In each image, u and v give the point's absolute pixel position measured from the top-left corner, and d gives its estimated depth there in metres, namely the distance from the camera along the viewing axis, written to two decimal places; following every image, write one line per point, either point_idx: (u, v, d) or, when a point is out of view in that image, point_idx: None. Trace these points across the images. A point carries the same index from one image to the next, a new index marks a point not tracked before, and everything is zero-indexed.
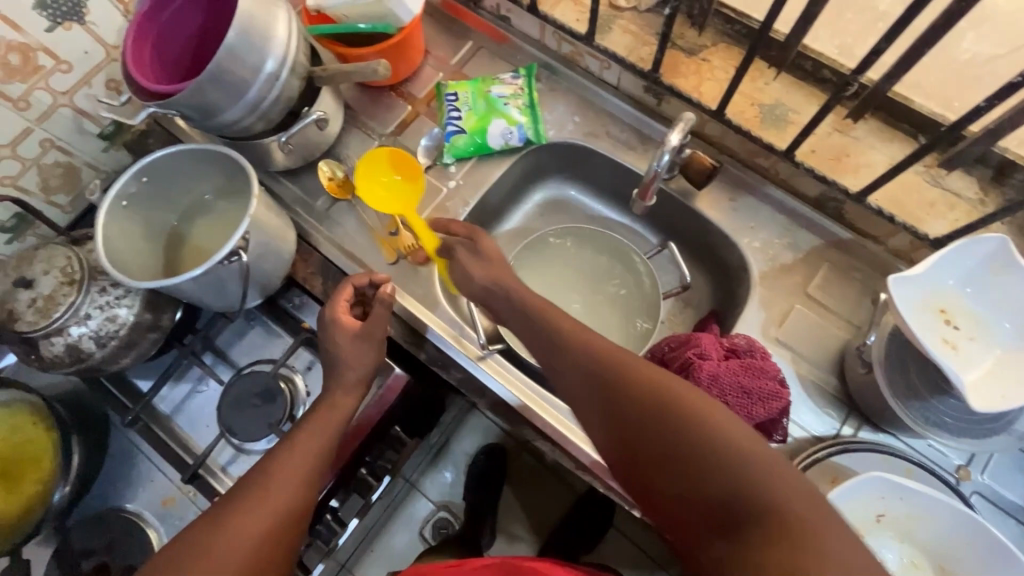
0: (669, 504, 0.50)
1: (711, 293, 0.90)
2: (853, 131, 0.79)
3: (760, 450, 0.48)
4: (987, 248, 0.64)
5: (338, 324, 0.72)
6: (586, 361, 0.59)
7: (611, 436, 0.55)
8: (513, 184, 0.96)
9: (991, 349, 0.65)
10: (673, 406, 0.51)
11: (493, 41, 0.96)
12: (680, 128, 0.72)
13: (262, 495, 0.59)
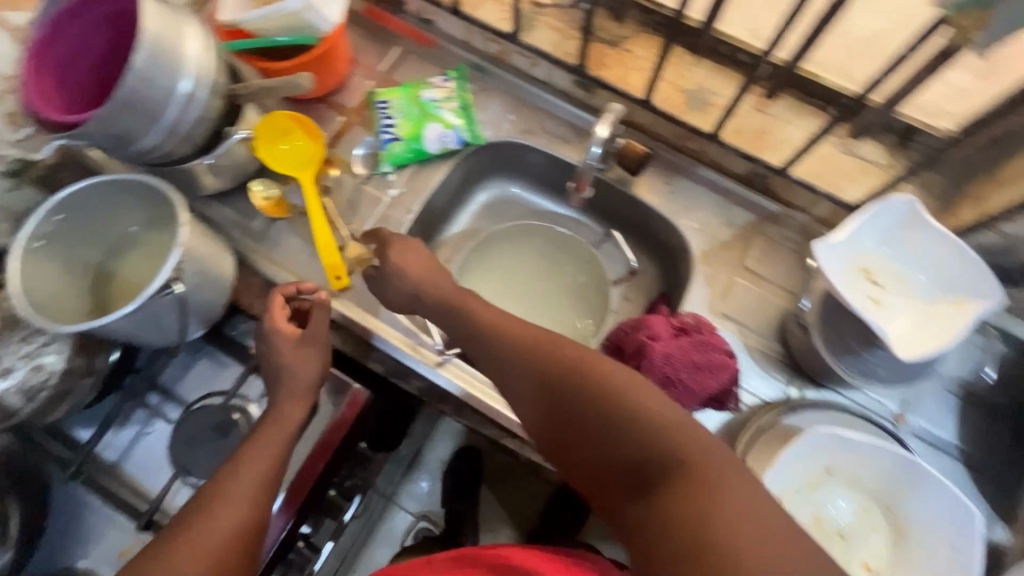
0: (596, 473, 0.53)
1: (658, 275, 0.93)
2: (771, 109, 0.83)
3: (675, 416, 0.49)
4: (898, 209, 0.69)
5: (278, 333, 0.71)
6: (516, 347, 0.60)
7: (541, 414, 0.57)
8: (455, 187, 0.96)
9: (911, 302, 0.71)
10: (567, 367, 0.55)
11: (420, 46, 0.96)
12: (606, 121, 0.74)
13: (214, 509, 0.57)
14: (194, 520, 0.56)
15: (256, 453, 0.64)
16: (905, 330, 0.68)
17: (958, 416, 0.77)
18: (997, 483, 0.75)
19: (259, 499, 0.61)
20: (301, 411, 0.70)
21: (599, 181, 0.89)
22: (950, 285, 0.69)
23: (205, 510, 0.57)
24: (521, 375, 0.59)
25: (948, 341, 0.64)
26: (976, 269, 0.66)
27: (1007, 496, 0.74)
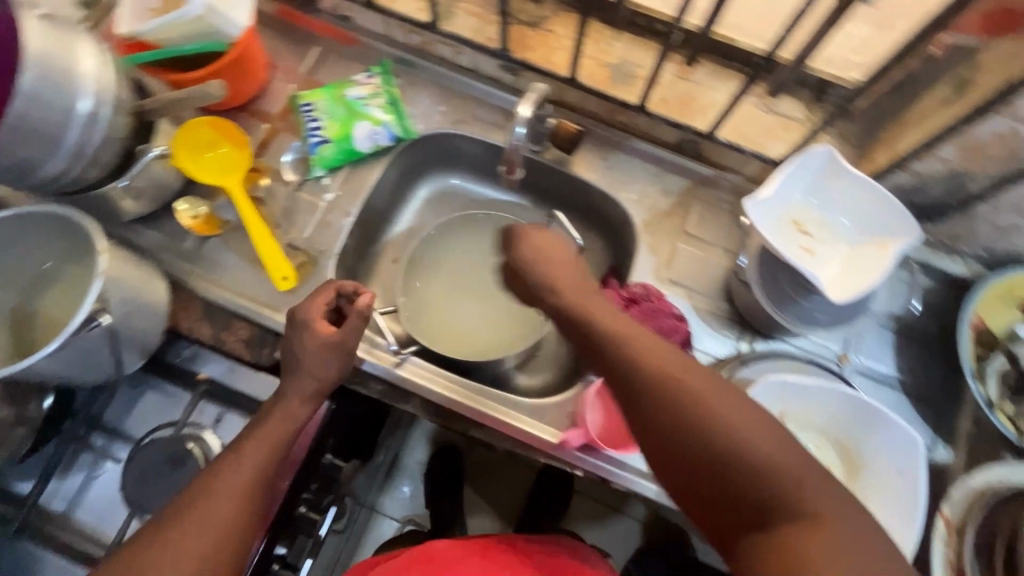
0: (698, 495, 0.51)
1: (606, 250, 0.94)
2: (693, 76, 0.84)
3: (801, 459, 0.49)
4: (819, 159, 0.72)
5: (311, 327, 0.68)
6: (625, 355, 0.56)
7: (644, 425, 0.54)
8: (393, 184, 0.94)
9: (840, 248, 0.74)
10: (685, 392, 0.52)
11: (340, 44, 0.93)
12: (529, 100, 0.73)
13: (203, 509, 0.56)
14: (183, 518, 0.55)
15: (254, 448, 0.62)
16: (837, 274, 0.71)
17: (895, 349, 0.82)
18: (936, 408, 0.80)
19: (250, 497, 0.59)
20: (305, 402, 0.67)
21: (537, 162, 0.90)
22: (873, 227, 0.73)
23: (196, 508, 0.56)
24: (628, 384, 0.55)
25: (875, 280, 0.68)
26: (894, 208, 0.69)
27: (945, 419, 0.79)
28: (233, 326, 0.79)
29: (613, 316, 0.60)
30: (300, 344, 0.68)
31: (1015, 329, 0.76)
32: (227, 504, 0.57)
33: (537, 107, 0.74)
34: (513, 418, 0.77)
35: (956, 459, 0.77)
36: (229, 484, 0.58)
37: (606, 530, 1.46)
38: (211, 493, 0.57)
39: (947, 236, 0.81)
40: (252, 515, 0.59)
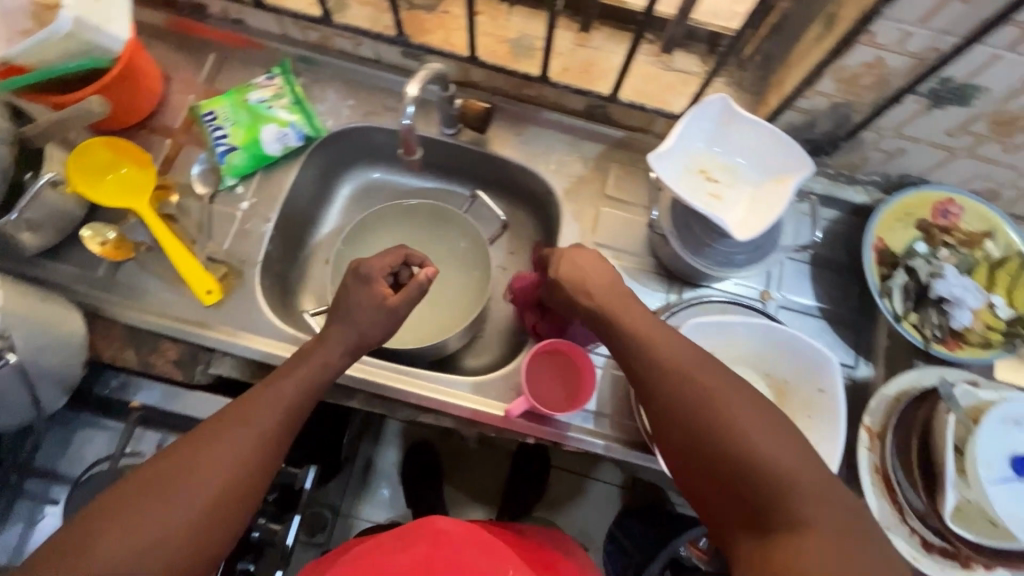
0: (705, 490, 0.56)
1: (535, 224, 0.95)
2: (591, 42, 0.86)
3: (805, 468, 0.53)
4: (714, 108, 0.75)
5: (372, 286, 0.70)
6: (654, 365, 0.61)
7: (663, 427, 0.60)
8: (312, 184, 0.93)
9: (745, 190, 0.77)
10: (714, 404, 0.57)
11: (236, 49, 0.92)
12: (415, 78, 0.68)
13: (223, 442, 0.56)
14: (216, 436, 0.57)
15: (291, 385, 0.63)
16: (744, 214, 0.75)
17: (813, 280, 0.86)
18: (856, 329, 0.85)
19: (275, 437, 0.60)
20: (334, 352, 0.67)
21: (454, 145, 0.91)
22: (773, 166, 0.76)
23: (228, 431, 0.57)
24: (653, 389, 0.61)
25: (774, 215, 0.72)
26: (788, 147, 0.73)
27: (865, 337, 0.84)
28: (161, 348, 0.78)
29: (649, 325, 0.64)
30: (358, 300, 0.69)
31: (913, 245, 0.82)
32: (254, 438, 0.58)
33: (424, 86, 0.70)
34: (455, 397, 0.78)
35: (877, 373, 0.82)
36: (259, 420, 0.59)
37: (587, 499, 1.49)
38: (240, 424, 0.58)
39: (844, 167, 0.86)
40: (278, 449, 0.60)
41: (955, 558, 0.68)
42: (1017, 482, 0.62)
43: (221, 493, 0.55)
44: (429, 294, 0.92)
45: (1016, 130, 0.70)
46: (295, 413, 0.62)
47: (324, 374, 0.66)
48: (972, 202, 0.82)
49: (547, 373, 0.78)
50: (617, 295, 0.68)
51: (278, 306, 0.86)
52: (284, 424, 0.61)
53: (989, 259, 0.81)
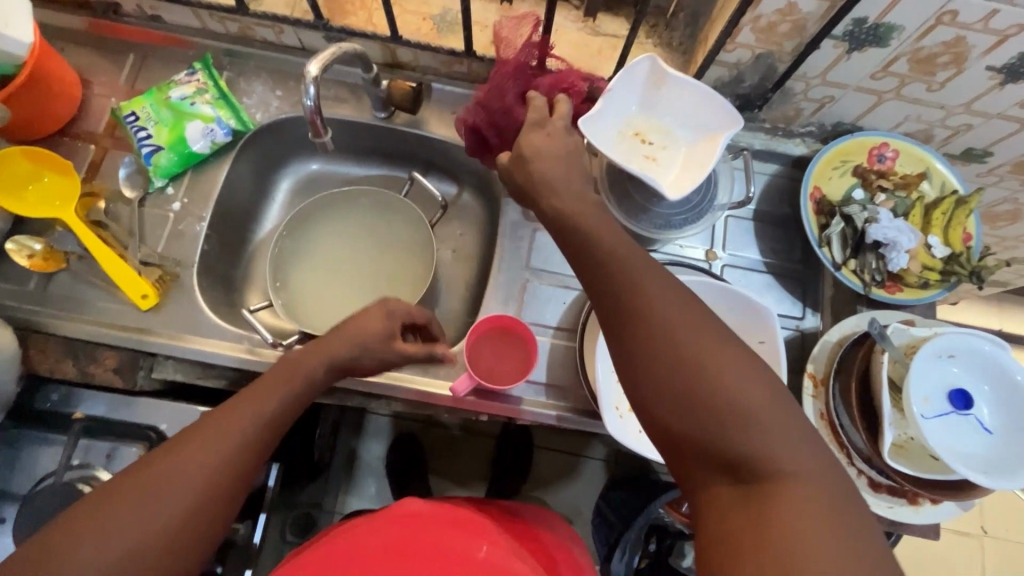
0: (675, 433, 0.47)
1: (480, 203, 0.95)
2: (516, 13, 0.84)
3: (785, 413, 0.45)
4: (643, 68, 0.73)
5: (387, 318, 0.70)
6: (633, 292, 0.50)
7: (634, 364, 0.49)
8: (248, 180, 0.91)
9: (681, 149, 0.77)
10: (694, 337, 0.47)
11: (156, 47, 0.89)
12: (316, 57, 0.65)
13: (209, 447, 0.52)
14: (202, 433, 0.53)
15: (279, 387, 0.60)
16: (680, 174, 0.75)
17: (757, 236, 0.86)
18: (803, 281, 0.85)
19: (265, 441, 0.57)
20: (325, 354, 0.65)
21: (389, 129, 0.90)
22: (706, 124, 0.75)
23: (211, 429, 0.53)
24: (627, 321, 0.50)
25: (706, 172, 0.71)
26: (717, 103, 0.72)
27: (812, 288, 0.85)
28: (100, 357, 0.75)
29: (628, 250, 0.53)
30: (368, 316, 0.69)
31: (851, 192, 0.82)
32: (244, 444, 0.54)
33: (327, 64, 0.67)
34: (403, 381, 0.78)
35: (825, 323, 0.83)
36: (249, 423, 0.56)
37: (570, 475, 1.50)
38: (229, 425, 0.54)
39: (780, 121, 0.86)
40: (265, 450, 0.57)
41: (903, 496, 0.70)
42: (951, 415, 0.65)
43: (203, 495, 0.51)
44: (376, 281, 0.90)
45: (936, 67, 0.70)
46: (285, 413, 0.59)
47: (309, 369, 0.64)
48: (905, 144, 0.82)
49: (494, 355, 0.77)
50: (588, 208, 0.57)
51: (223, 306, 0.85)
52: (271, 423, 0.57)
53: (924, 200, 0.81)
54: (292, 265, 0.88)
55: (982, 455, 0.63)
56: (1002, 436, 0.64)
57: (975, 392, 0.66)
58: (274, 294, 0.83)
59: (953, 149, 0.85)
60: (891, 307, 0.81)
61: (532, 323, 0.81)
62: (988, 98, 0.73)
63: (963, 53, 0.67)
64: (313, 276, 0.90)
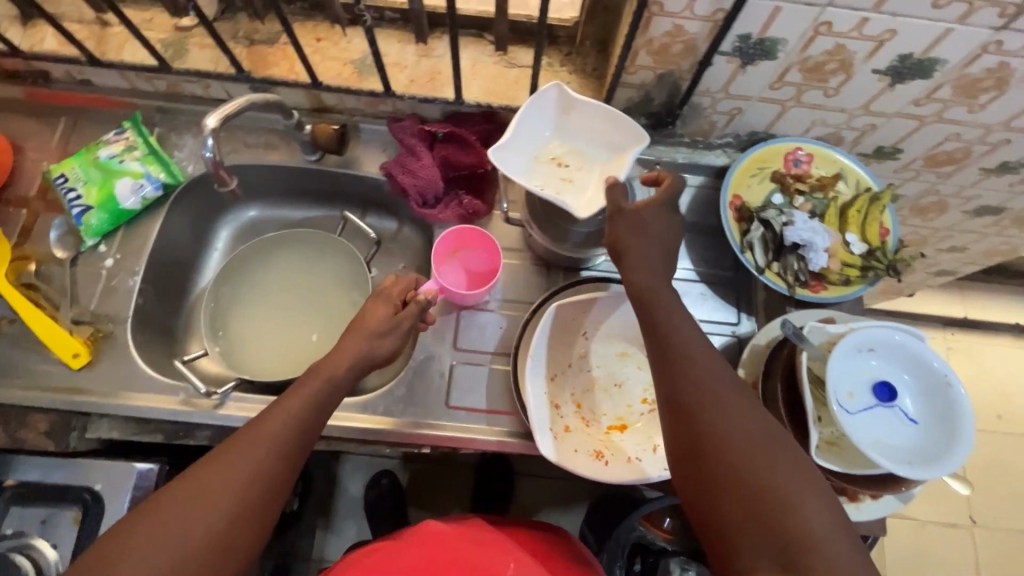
0: (715, 500, 0.51)
1: (418, 235, 0.96)
2: (433, 52, 0.87)
3: (820, 503, 0.49)
4: (550, 95, 0.76)
5: (380, 303, 0.72)
6: (696, 380, 0.56)
7: (687, 430, 0.55)
8: (186, 233, 0.92)
9: (595, 170, 0.79)
10: (738, 415, 0.54)
11: (87, 110, 0.91)
12: (214, 110, 0.67)
13: (210, 493, 0.51)
14: (205, 474, 0.52)
15: (281, 416, 0.58)
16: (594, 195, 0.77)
17: (687, 246, 0.88)
18: (735, 287, 0.86)
19: (273, 478, 0.55)
20: (338, 390, 0.64)
21: (320, 171, 0.92)
22: (617, 145, 0.78)
23: (226, 467, 0.53)
24: (691, 407, 0.55)
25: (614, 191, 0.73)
26: (625, 126, 0.75)
27: (745, 293, 0.86)
28: (31, 422, 0.76)
29: (691, 329, 0.60)
30: (373, 308, 0.71)
31: (769, 197, 0.84)
32: (245, 483, 0.53)
33: (226, 116, 0.68)
34: (341, 419, 0.77)
35: (759, 325, 0.85)
36: (252, 460, 0.54)
37: (550, 497, 1.49)
38: (229, 466, 0.53)
39: (697, 134, 0.88)
40: (281, 483, 0.56)
41: (844, 494, 0.70)
42: (877, 408, 0.65)
43: (230, 526, 0.51)
44: (316, 321, 0.90)
45: (827, 74, 0.73)
46: (296, 445, 0.58)
47: (331, 398, 0.63)
48: (817, 147, 0.85)
49: (465, 240, 0.85)
50: (651, 243, 0.65)
51: (161, 360, 0.85)
52: (276, 464, 0.56)
53: (840, 199, 0.84)
54: (229, 312, 0.89)
55: (911, 446, 0.64)
56: (927, 426, 0.65)
57: (898, 383, 0.67)
58: (209, 342, 0.84)
59: (865, 148, 0.88)
60: (820, 304, 0.83)
61: (468, 350, 0.82)
62: (882, 98, 0.76)
63: (848, 59, 0.70)
64: (253, 321, 0.90)
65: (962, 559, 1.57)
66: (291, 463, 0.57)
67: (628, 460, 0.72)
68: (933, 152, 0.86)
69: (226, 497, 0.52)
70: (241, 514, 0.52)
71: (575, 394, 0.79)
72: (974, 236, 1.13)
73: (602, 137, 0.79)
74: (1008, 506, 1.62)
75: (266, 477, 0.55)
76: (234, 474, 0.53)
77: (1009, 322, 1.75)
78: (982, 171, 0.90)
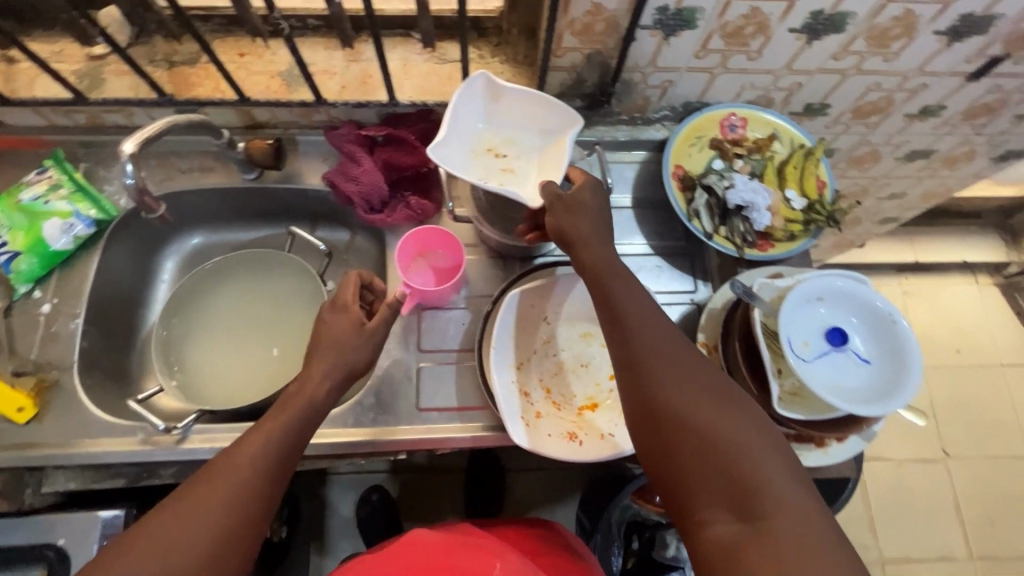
0: (672, 457, 0.52)
1: (371, 242, 0.95)
2: (362, 56, 0.86)
3: (771, 453, 0.50)
4: (477, 85, 0.75)
5: (348, 311, 0.68)
6: (650, 347, 0.58)
7: (642, 394, 0.56)
8: (128, 269, 0.89)
9: (533, 156, 0.79)
10: (692, 377, 0.55)
11: (5, 152, 0.87)
12: (131, 135, 0.64)
13: (198, 514, 0.51)
14: (196, 495, 0.52)
15: (267, 433, 0.58)
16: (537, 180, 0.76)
17: (638, 222, 0.89)
18: (688, 256, 0.88)
19: (263, 494, 0.55)
20: (324, 403, 0.63)
21: (261, 189, 0.89)
22: (550, 128, 0.78)
23: (213, 487, 0.52)
24: (645, 371, 0.56)
25: (559, 173, 0.72)
26: (556, 107, 0.75)
27: (698, 261, 0.87)
28: None
29: (643, 301, 0.62)
30: (338, 319, 0.68)
31: (710, 164, 0.86)
32: (235, 500, 0.52)
33: (145, 140, 0.66)
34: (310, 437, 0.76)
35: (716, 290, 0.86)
36: (241, 477, 0.54)
37: (542, 488, 1.49)
38: (216, 485, 0.53)
39: (634, 111, 0.89)
40: (270, 499, 0.55)
41: (811, 440, 0.72)
42: (831, 353, 0.68)
43: (220, 546, 0.50)
44: (275, 341, 0.88)
45: (747, 37, 0.75)
46: (282, 462, 0.57)
47: (317, 413, 0.62)
48: (749, 110, 0.87)
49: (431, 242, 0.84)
50: (596, 229, 0.67)
51: (116, 402, 0.82)
52: (265, 479, 0.55)
53: (776, 158, 0.86)
54: (182, 344, 0.86)
55: (865, 384, 0.66)
56: (878, 363, 0.67)
57: (847, 326, 0.69)
58: (164, 377, 0.80)
59: (796, 107, 0.91)
60: (770, 262, 0.85)
61: (432, 351, 0.81)
62: (803, 56, 0.79)
63: (764, 21, 0.72)
64: (209, 350, 0.87)
65: (940, 491, 1.64)
66: (280, 479, 0.57)
67: (601, 437, 0.73)
68: (858, 103, 0.89)
69: (217, 515, 0.51)
70: (232, 532, 0.51)
71: (543, 379, 0.79)
72: (910, 181, 1.18)
73: (535, 123, 0.79)
74: (975, 434, 1.70)
75: (256, 493, 0.54)
76: (224, 492, 0.52)
77: (957, 260, 1.83)
78: (906, 117, 0.94)
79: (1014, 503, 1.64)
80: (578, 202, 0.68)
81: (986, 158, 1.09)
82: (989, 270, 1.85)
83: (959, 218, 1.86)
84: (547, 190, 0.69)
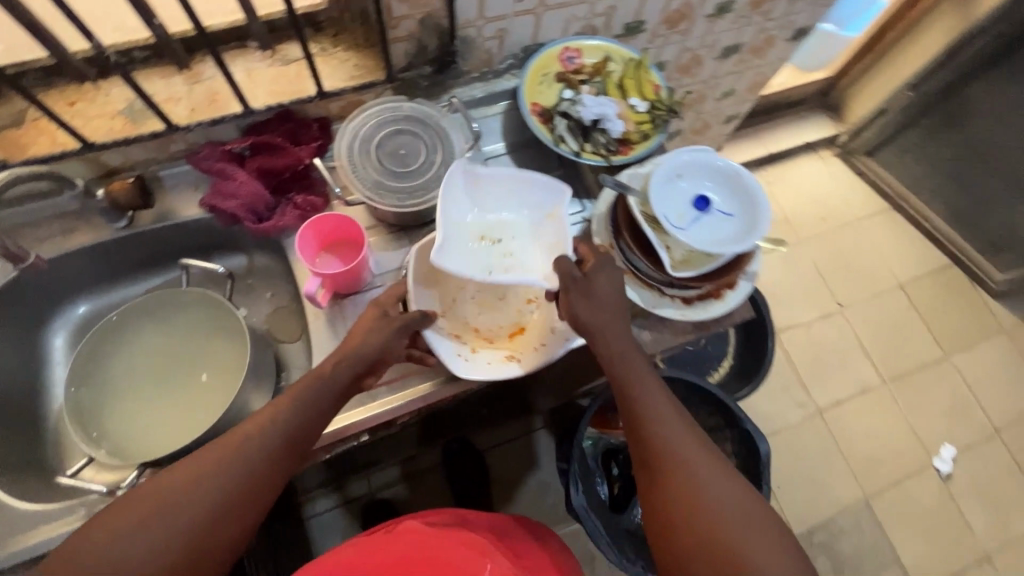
0: (685, 550, 0.62)
1: (271, 257, 0.94)
2: (202, 75, 0.85)
3: (772, 552, 0.59)
4: (458, 176, 0.78)
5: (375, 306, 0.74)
6: (664, 444, 0.67)
7: (659, 488, 0.66)
8: (11, 357, 0.82)
9: (528, 234, 0.83)
10: (704, 474, 0.65)
11: None
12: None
13: (208, 471, 0.58)
14: (206, 456, 0.59)
15: (279, 410, 0.64)
16: (538, 255, 0.81)
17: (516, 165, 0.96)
18: (570, 182, 0.96)
19: (268, 460, 0.62)
20: (338, 386, 0.68)
21: (137, 234, 0.86)
22: (539, 206, 0.83)
23: (222, 450, 0.60)
24: (661, 466, 0.67)
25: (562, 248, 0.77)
26: (540, 186, 0.80)
27: (580, 183, 0.96)
28: None
29: (659, 399, 0.71)
30: (367, 317, 0.72)
31: (561, 95, 0.94)
32: (241, 463, 0.60)
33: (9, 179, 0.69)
34: None
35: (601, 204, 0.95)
36: (248, 444, 0.61)
37: (518, 453, 1.54)
38: (228, 450, 0.60)
39: (482, 66, 0.96)
40: (275, 468, 0.62)
41: (710, 295, 0.82)
42: (702, 217, 0.78)
43: (221, 505, 0.58)
44: (200, 380, 0.85)
45: None
46: (290, 434, 0.64)
47: (325, 389, 0.67)
48: (578, 40, 0.97)
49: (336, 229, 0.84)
50: (606, 313, 0.73)
51: (42, 491, 0.76)
52: (270, 447, 0.62)
53: (613, 76, 0.96)
54: (96, 411, 0.80)
55: (735, 233, 0.77)
56: (739, 213, 0.79)
57: (708, 192, 0.80)
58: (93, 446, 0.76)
59: (619, 29, 1.02)
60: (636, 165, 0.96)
61: None
62: None
63: None
64: (131, 409, 0.83)
65: (843, 336, 1.89)
66: (281, 446, 0.63)
67: (535, 349, 0.79)
68: (666, 14, 1.02)
69: (225, 476, 0.59)
70: (234, 492, 0.59)
71: (469, 319, 0.83)
72: (734, 76, 1.35)
73: (520, 204, 0.83)
74: (857, 281, 1.97)
75: (259, 459, 0.61)
76: (232, 453, 0.60)
77: (800, 142, 2.11)
78: (709, 17, 1.08)
79: (900, 326, 1.92)
80: (591, 290, 0.73)
81: (784, 41, 1.28)
82: (826, 144, 2.15)
83: (791, 107, 2.14)
84: (559, 268, 0.74)
